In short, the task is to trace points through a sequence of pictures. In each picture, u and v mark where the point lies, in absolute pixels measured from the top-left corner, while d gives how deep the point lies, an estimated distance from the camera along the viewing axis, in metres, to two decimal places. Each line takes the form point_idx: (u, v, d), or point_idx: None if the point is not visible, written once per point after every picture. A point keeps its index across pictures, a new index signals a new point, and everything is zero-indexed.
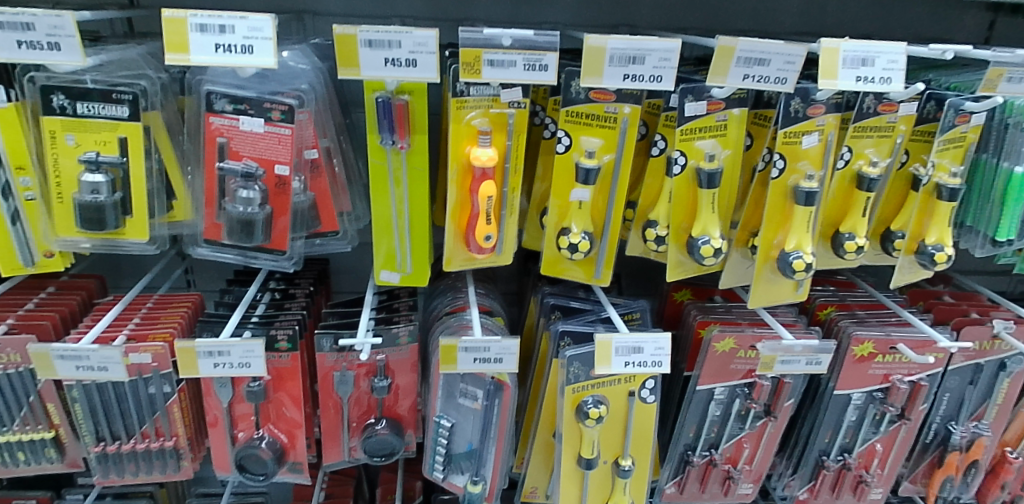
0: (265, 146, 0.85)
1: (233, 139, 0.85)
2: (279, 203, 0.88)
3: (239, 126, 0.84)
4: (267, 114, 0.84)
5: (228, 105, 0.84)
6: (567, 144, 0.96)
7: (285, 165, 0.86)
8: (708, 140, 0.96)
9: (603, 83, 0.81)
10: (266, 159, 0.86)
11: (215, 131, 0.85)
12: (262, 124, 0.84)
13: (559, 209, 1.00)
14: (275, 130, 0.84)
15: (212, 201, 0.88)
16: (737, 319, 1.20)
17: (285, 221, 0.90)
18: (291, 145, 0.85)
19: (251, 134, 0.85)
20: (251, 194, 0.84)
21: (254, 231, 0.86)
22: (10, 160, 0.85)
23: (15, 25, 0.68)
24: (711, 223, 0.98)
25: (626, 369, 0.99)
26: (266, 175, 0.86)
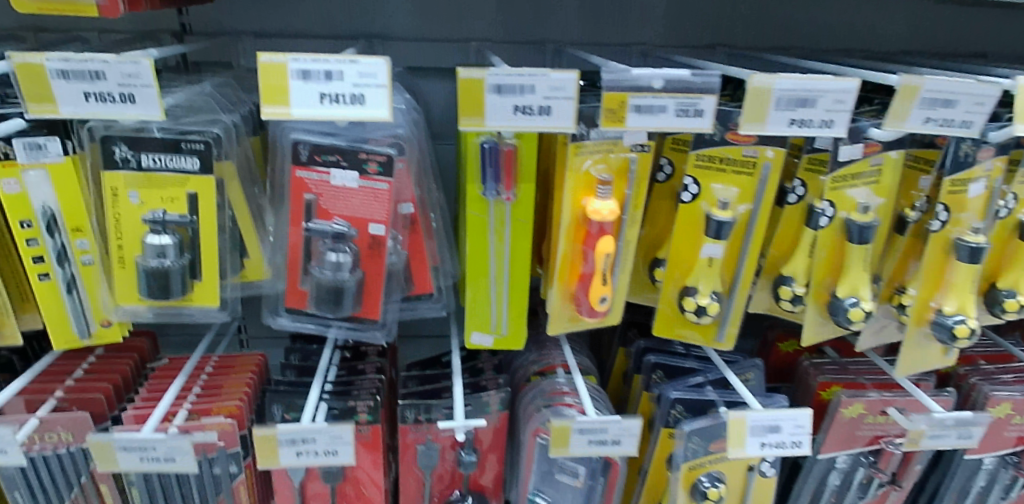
0: (359, 203, 0.73)
1: (322, 195, 0.73)
2: (371, 266, 0.77)
3: (330, 181, 0.72)
4: (362, 167, 0.72)
5: (318, 157, 0.71)
6: (695, 192, 0.83)
7: (380, 224, 0.74)
8: (861, 189, 0.83)
9: (767, 131, 0.68)
10: (359, 217, 0.73)
11: (302, 186, 0.73)
12: (357, 178, 0.72)
13: (681, 264, 0.87)
14: (371, 185, 0.72)
15: (296, 265, 0.77)
16: (860, 380, 1.06)
17: (378, 286, 0.78)
18: (388, 202, 0.73)
19: (343, 189, 0.72)
20: (342, 259, 0.72)
21: (345, 301, 0.74)
22: (65, 221, 0.74)
23: (83, 74, 0.56)
24: (862, 281, 0.85)
25: (761, 451, 0.87)
26: (359, 237, 0.74)
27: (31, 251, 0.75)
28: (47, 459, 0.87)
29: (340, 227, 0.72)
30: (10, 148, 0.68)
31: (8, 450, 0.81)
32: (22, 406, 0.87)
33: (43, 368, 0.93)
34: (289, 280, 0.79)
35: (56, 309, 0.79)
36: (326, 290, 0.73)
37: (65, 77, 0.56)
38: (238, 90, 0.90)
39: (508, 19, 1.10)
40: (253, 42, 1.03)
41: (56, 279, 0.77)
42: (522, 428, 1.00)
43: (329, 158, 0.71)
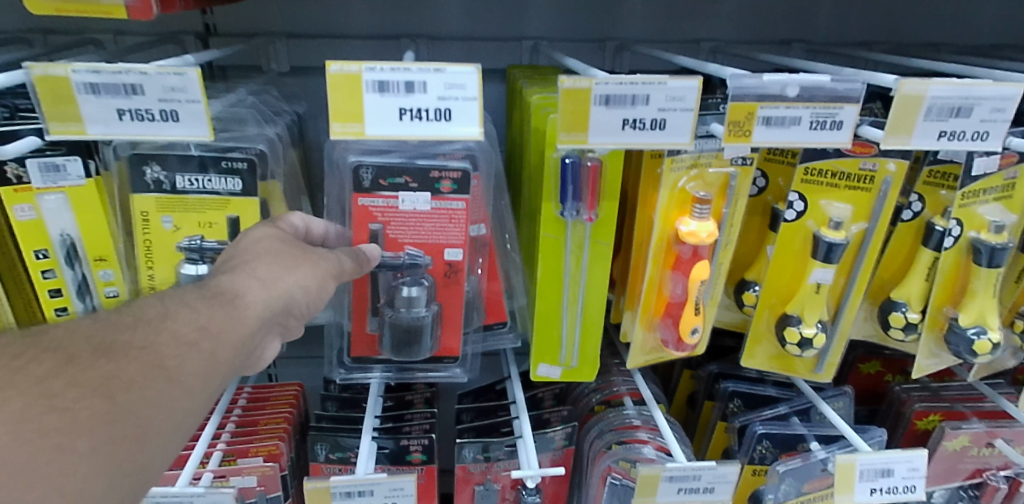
0: (432, 229, 0.65)
1: (390, 223, 0.64)
2: (449, 298, 0.69)
3: (399, 207, 0.64)
4: (435, 186, 0.63)
5: (382, 181, 0.62)
6: (800, 210, 0.73)
7: (457, 248, 0.66)
8: (994, 205, 0.72)
9: (912, 145, 0.58)
10: (434, 244, 0.66)
11: (366, 215, 0.64)
12: (429, 200, 0.63)
13: (779, 289, 0.78)
14: (445, 205, 0.64)
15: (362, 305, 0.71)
16: (958, 408, 0.97)
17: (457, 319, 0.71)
18: (464, 223, 0.65)
19: (414, 214, 0.64)
20: (421, 295, 0.65)
21: (424, 341, 0.67)
22: (86, 251, 0.64)
23: (117, 88, 0.47)
24: (990, 309, 0.74)
25: (872, 497, 0.77)
26: (432, 268, 0.67)
27: (47, 283, 0.65)
28: None
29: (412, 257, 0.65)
30: (22, 170, 0.58)
31: None
32: None
33: None
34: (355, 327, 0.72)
35: None
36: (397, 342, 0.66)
37: (96, 91, 0.47)
38: (276, 99, 0.80)
39: (568, 13, 0.99)
40: (285, 43, 0.92)
41: (76, 314, 0.68)
42: (589, 468, 0.90)
43: (397, 180, 0.63)
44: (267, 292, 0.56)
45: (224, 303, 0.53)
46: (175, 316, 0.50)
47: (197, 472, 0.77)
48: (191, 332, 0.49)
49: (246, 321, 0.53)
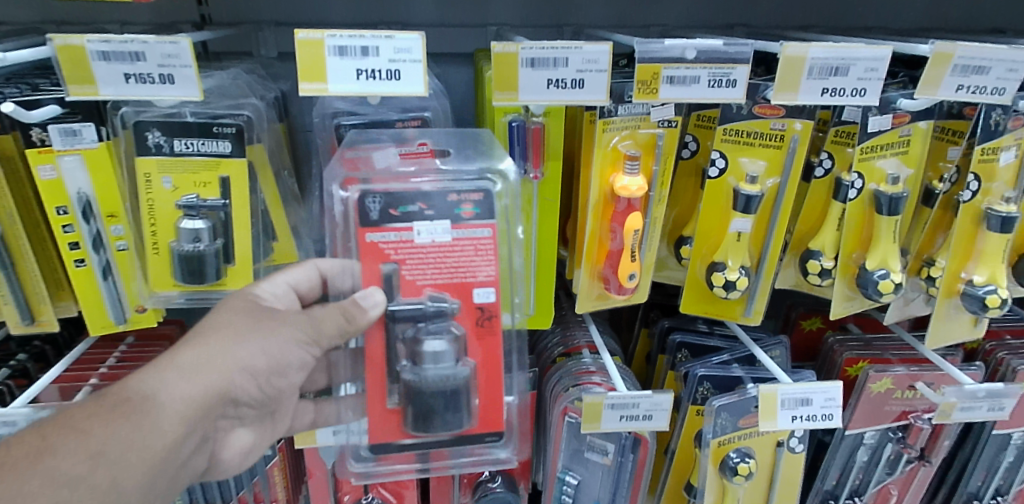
0: (453, 270, 0.68)
1: (405, 263, 0.66)
2: (479, 355, 0.73)
3: (415, 243, 0.66)
4: (455, 214, 0.66)
5: (392, 211, 0.65)
6: (722, 167, 0.83)
7: (482, 287, 0.69)
8: (891, 159, 0.82)
9: (799, 101, 0.68)
10: (460, 285, 0.68)
11: (382, 252, 0.66)
12: (448, 227, 0.66)
13: (710, 240, 0.88)
14: (466, 233, 0.67)
15: (379, 379, 0.71)
16: (886, 355, 1.06)
17: (491, 374, 0.74)
18: (487, 255, 0.68)
19: (434, 245, 0.66)
20: (451, 347, 0.68)
21: (458, 398, 0.68)
22: (101, 208, 0.74)
23: (123, 55, 0.58)
24: (893, 253, 0.84)
25: (792, 424, 0.88)
26: (459, 318, 0.70)
27: (67, 237, 0.74)
28: None
29: (435, 305, 0.67)
30: (45, 133, 0.69)
31: (16, 420, 0.76)
32: (56, 395, 0.85)
33: (77, 358, 0.92)
34: (373, 411, 0.73)
35: (92, 295, 0.79)
36: (431, 406, 0.67)
37: (105, 58, 0.58)
38: (266, 78, 0.90)
39: (529, 3, 1.09)
40: (273, 31, 1.03)
41: (92, 266, 0.77)
42: (550, 410, 1.00)
43: (409, 209, 0.66)
44: (189, 386, 0.63)
45: (134, 415, 0.60)
46: (68, 445, 0.57)
47: None
48: (81, 462, 0.57)
49: (160, 429, 0.61)
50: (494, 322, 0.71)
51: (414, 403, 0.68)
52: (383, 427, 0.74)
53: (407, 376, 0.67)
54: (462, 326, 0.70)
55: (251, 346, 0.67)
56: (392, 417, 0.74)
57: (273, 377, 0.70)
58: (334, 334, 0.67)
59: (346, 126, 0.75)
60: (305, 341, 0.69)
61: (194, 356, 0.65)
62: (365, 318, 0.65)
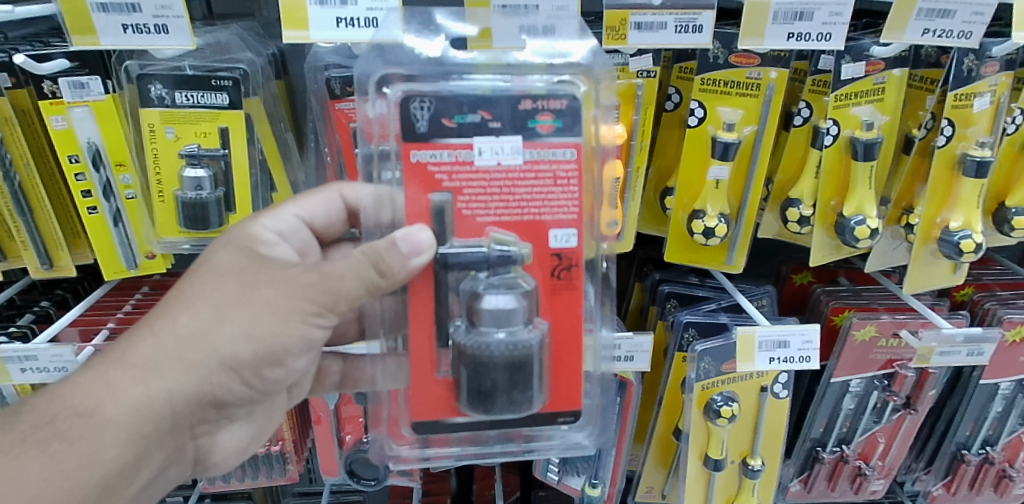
0: (520, 204, 0.64)
1: (461, 193, 0.63)
2: (551, 315, 0.68)
3: (475, 166, 0.62)
4: (531, 130, 0.63)
5: (447, 121, 0.61)
6: (701, 116, 0.86)
7: (559, 226, 0.65)
8: (865, 107, 0.84)
9: (765, 45, 0.73)
10: (531, 222, 0.65)
11: (437, 182, 0.63)
12: (520, 148, 0.62)
13: (691, 189, 0.90)
14: (539, 156, 0.63)
15: (427, 343, 0.68)
16: (872, 304, 1.06)
17: (563, 337, 0.69)
18: (564, 184, 0.64)
19: (500, 169, 0.62)
20: (520, 308, 0.62)
21: (521, 373, 0.62)
22: (110, 157, 0.79)
23: (121, 7, 0.64)
24: (868, 199, 0.86)
25: (770, 365, 0.92)
26: (528, 266, 0.66)
27: (79, 185, 0.80)
28: None
29: (495, 254, 0.63)
30: (55, 86, 0.74)
31: (37, 355, 0.85)
32: (76, 336, 0.91)
33: (95, 304, 0.98)
34: (422, 384, 0.69)
35: (105, 240, 0.85)
36: (496, 381, 0.62)
37: (105, 10, 0.64)
38: (264, 35, 0.93)
39: None
40: None
41: (104, 213, 0.83)
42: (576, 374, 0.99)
43: (470, 120, 0.61)
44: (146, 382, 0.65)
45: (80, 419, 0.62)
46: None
47: None
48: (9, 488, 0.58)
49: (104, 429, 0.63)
50: (572, 272, 0.67)
51: (470, 376, 0.62)
52: (432, 400, 0.69)
53: (462, 340, 0.63)
54: (529, 277, 0.66)
55: (232, 327, 0.66)
56: (441, 389, 0.69)
57: (257, 362, 0.68)
58: (357, 296, 0.64)
59: (336, 79, 0.80)
60: (313, 311, 0.66)
61: (153, 348, 0.65)
62: (404, 271, 0.61)
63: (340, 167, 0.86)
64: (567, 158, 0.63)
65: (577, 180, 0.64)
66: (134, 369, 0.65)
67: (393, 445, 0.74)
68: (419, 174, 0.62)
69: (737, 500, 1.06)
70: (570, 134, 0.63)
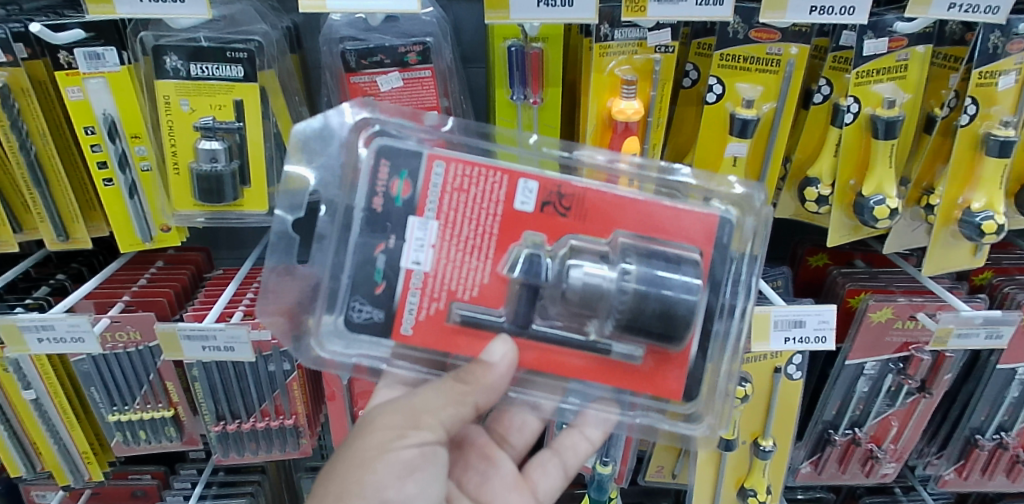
0: (486, 237, 0.64)
1: (453, 291, 0.64)
2: (609, 222, 0.64)
3: (428, 269, 0.64)
4: (406, 204, 0.64)
5: (377, 288, 0.65)
6: (719, 93, 0.85)
7: (513, 200, 0.63)
8: (887, 84, 0.83)
9: (786, 19, 0.73)
10: (504, 226, 0.63)
11: (436, 313, 0.65)
12: (420, 219, 0.63)
13: (708, 166, 0.89)
14: (428, 207, 0.63)
15: (581, 365, 0.67)
16: (890, 286, 1.04)
17: (648, 208, 0.64)
18: (464, 186, 0.63)
19: (438, 246, 0.64)
20: (586, 264, 0.61)
21: (654, 284, 0.60)
22: (125, 128, 0.79)
23: None
24: (888, 178, 0.85)
25: (786, 345, 0.92)
26: (550, 238, 0.64)
27: (95, 156, 0.80)
28: (118, 356, 0.92)
29: (526, 272, 0.62)
30: (71, 56, 0.74)
31: (54, 325, 0.87)
32: (92, 308, 0.92)
33: (111, 278, 0.99)
34: (638, 385, 0.67)
35: (120, 212, 0.85)
36: (658, 309, 0.60)
37: None
38: (278, 9, 0.92)
39: None
40: None
41: (119, 185, 0.83)
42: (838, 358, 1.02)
43: (383, 266, 0.65)
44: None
45: None
46: None
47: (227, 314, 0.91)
48: None
49: None
50: (568, 189, 0.64)
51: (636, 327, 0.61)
52: (672, 378, 0.66)
53: (612, 324, 0.62)
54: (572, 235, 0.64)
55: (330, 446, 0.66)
56: (659, 380, 0.66)
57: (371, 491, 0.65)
58: (441, 406, 0.65)
59: (351, 52, 0.78)
60: (393, 436, 0.65)
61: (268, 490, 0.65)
62: (491, 374, 0.63)
63: None
64: (440, 170, 0.63)
65: (465, 168, 0.63)
66: None
67: (688, 425, 0.71)
68: (426, 327, 0.65)
69: (748, 481, 1.06)
70: (416, 166, 0.63)
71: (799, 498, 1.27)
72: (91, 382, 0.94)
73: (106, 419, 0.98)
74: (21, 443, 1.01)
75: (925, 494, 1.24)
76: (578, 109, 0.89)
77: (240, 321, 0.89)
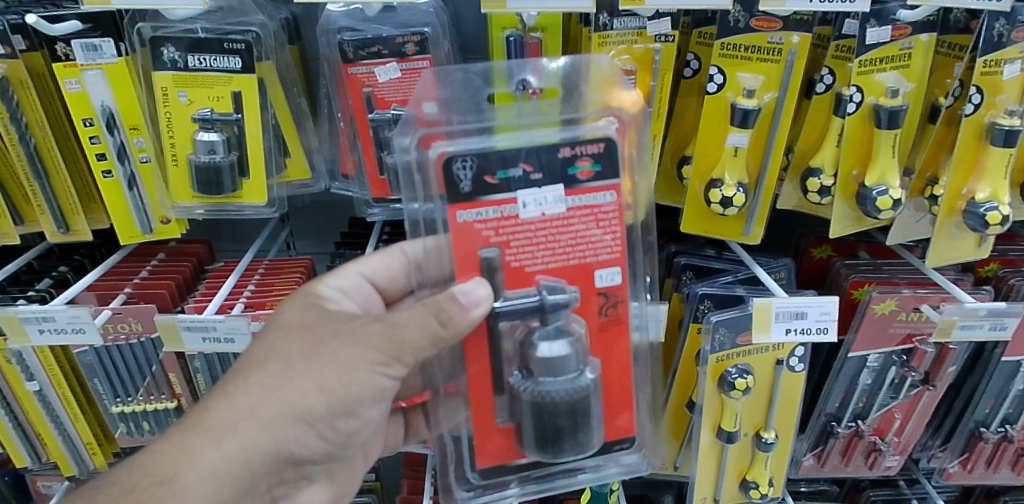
0: (567, 255, 0.65)
1: (509, 246, 0.64)
2: (601, 349, 0.71)
3: (523, 220, 0.63)
4: (571, 175, 0.63)
5: (489, 179, 0.62)
6: (720, 83, 0.84)
7: (601, 271, 0.67)
8: (891, 73, 0.82)
9: (786, 6, 0.72)
10: (580, 267, 0.66)
11: (476, 240, 0.63)
12: (562, 196, 0.63)
13: (710, 157, 0.88)
14: (576, 202, 0.64)
15: (484, 390, 0.69)
16: (893, 278, 1.03)
17: (619, 371, 0.72)
18: (610, 225, 0.65)
19: (541, 219, 0.63)
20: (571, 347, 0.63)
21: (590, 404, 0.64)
22: (123, 120, 0.79)
23: None
24: (891, 169, 0.84)
25: (787, 336, 0.91)
26: (578, 308, 0.67)
27: (94, 148, 0.80)
28: (120, 347, 0.92)
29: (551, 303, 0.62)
30: (68, 48, 0.74)
31: (55, 316, 0.87)
32: (93, 300, 0.92)
33: (113, 269, 0.99)
34: (483, 425, 0.71)
35: (120, 204, 0.85)
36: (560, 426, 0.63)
37: None
38: None
39: None
40: None
41: (118, 177, 0.83)
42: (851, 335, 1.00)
43: (510, 175, 0.62)
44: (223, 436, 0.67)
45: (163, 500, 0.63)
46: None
47: (228, 304, 0.91)
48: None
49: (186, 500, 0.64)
50: (617, 309, 0.69)
51: (541, 422, 0.63)
52: (496, 447, 0.72)
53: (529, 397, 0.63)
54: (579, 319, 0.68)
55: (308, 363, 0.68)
56: (502, 435, 0.72)
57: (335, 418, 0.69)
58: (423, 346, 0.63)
59: (348, 42, 0.78)
60: (380, 360, 0.66)
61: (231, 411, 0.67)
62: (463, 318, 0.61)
63: (353, 135, 0.84)
64: (607, 199, 0.64)
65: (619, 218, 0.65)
66: (206, 434, 0.67)
67: (461, 487, 0.76)
68: (465, 236, 0.63)
69: (750, 473, 1.06)
70: (610, 176, 0.64)
71: (802, 490, 1.27)
72: (94, 374, 0.95)
73: (109, 410, 0.99)
74: (26, 434, 1.02)
75: (930, 487, 1.23)
76: None
77: (240, 313, 0.89)
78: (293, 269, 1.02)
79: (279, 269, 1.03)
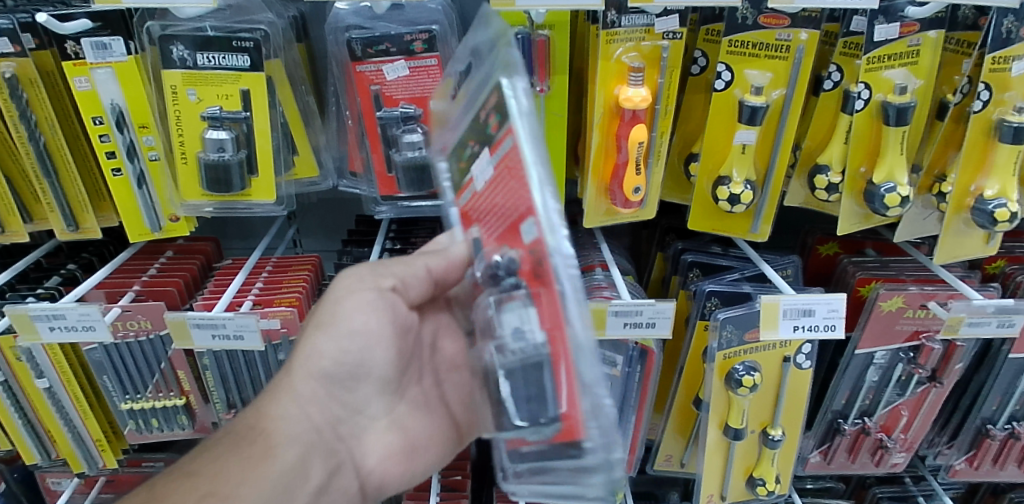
0: (500, 218, 0.54)
1: (481, 219, 0.60)
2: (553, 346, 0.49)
3: (477, 190, 0.59)
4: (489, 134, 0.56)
5: (461, 164, 0.63)
6: (728, 80, 0.84)
7: (527, 225, 0.49)
8: (899, 70, 0.82)
9: (796, 4, 0.72)
10: (511, 229, 0.52)
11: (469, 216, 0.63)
12: (488, 157, 0.56)
13: (717, 154, 0.88)
14: (495, 155, 0.54)
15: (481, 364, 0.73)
16: (900, 275, 1.03)
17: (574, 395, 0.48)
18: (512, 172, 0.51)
19: (486, 186, 0.58)
20: None
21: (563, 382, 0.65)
22: (133, 119, 0.79)
23: None
24: (899, 166, 0.84)
25: (795, 333, 0.91)
26: (524, 279, 0.51)
27: (104, 147, 0.81)
28: (129, 345, 0.93)
29: None
30: (78, 46, 0.75)
31: (66, 314, 0.88)
32: (103, 297, 0.93)
33: (121, 267, 1.00)
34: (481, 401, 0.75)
35: (130, 202, 0.85)
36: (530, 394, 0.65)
37: None
38: None
39: None
40: None
41: (128, 175, 0.83)
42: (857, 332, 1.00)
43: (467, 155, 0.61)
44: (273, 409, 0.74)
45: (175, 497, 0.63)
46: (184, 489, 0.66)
47: (236, 302, 0.91)
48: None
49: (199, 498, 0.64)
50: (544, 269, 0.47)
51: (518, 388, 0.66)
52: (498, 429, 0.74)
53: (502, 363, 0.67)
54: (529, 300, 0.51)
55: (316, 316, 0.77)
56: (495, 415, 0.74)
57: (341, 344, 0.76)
58: None
59: (356, 40, 0.78)
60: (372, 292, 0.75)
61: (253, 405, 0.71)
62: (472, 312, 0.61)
63: (361, 132, 0.84)
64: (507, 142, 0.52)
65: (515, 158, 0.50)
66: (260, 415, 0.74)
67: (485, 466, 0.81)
68: (466, 218, 0.64)
69: (757, 470, 1.06)
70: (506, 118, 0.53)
71: (808, 487, 1.27)
72: (103, 371, 0.95)
73: (118, 407, 0.99)
74: (35, 430, 1.03)
75: (936, 484, 1.23)
76: (586, 97, 0.88)
77: (249, 310, 0.89)
78: (301, 268, 1.02)
79: (287, 266, 1.03)
